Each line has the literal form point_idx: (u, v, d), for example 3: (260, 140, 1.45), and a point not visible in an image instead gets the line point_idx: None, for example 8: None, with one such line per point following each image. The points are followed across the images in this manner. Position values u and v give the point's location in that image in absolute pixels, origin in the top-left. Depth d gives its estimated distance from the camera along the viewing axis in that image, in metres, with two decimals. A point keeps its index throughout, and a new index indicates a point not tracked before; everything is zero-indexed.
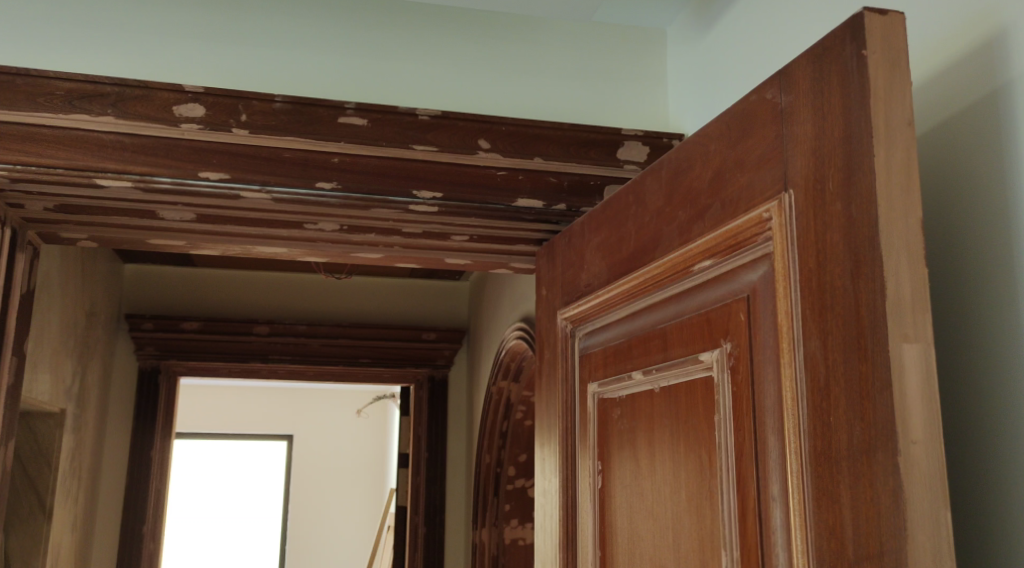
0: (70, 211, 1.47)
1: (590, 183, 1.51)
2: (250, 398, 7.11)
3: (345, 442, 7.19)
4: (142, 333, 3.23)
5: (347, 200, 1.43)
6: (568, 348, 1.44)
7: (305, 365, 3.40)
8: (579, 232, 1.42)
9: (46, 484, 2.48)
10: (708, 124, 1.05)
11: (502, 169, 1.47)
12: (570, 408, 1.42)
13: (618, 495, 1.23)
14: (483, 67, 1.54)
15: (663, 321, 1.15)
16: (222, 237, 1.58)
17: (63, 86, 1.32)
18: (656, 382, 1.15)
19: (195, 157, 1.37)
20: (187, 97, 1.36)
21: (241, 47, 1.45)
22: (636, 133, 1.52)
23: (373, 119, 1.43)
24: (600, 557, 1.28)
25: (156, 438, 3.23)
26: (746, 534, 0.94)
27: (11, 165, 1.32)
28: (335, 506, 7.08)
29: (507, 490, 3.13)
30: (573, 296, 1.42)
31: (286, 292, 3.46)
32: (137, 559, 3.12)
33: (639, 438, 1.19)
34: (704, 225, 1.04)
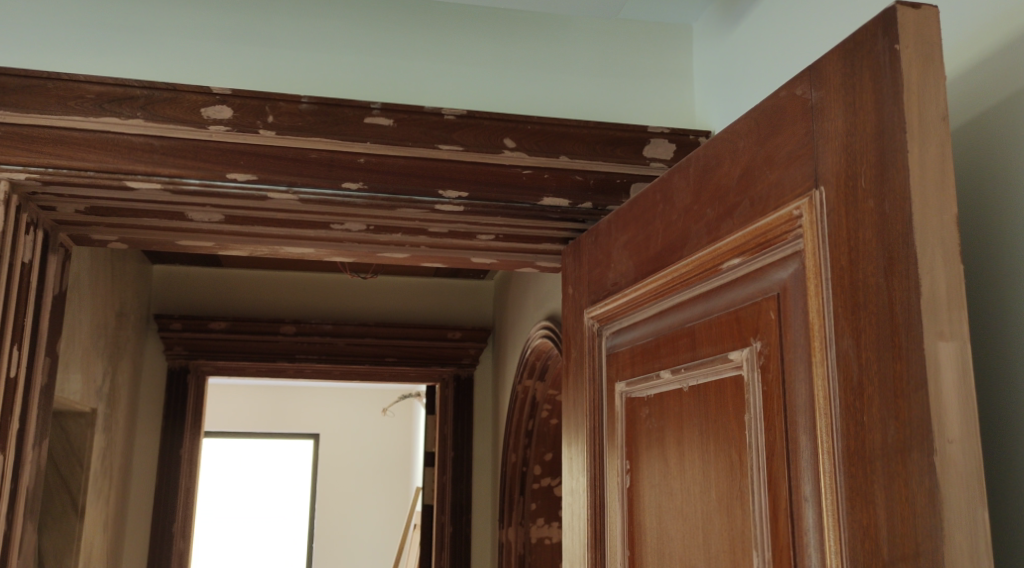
0: (101, 213, 1.48)
1: (616, 181, 1.50)
2: (277, 397, 7.16)
3: (372, 441, 7.22)
4: (171, 333, 3.26)
5: (373, 200, 1.43)
6: (595, 347, 1.43)
7: (331, 364, 3.41)
8: (606, 230, 1.41)
9: (78, 484, 2.51)
10: (736, 121, 1.05)
11: (527, 168, 1.47)
12: (598, 407, 1.41)
13: (647, 494, 1.23)
14: (508, 66, 1.54)
15: (691, 320, 1.14)
16: (250, 237, 1.59)
17: (93, 90, 1.34)
18: (685, 381, 1.14)
19: (222, 159, 1.38)
20: (215, 99, 1.38)
21: (268, 49, 1.46)
22: (662, 131, 1.52)
23: (399, 119, 1.44)
24: (629, 557, 1.28)
25: (184, 437, 3.25)
26: (778, 534, 0.93)
27: (42, 168, 1.33)
28: (361, 504, 7.11)
29: (534, 489, 3.13)
30: (599, 295, 1.41)
31: (312, 292, 3.48)
32: (168, 558, 3.15)
33: (667, 437, 1.18)
34: (733, 223, 1.03)
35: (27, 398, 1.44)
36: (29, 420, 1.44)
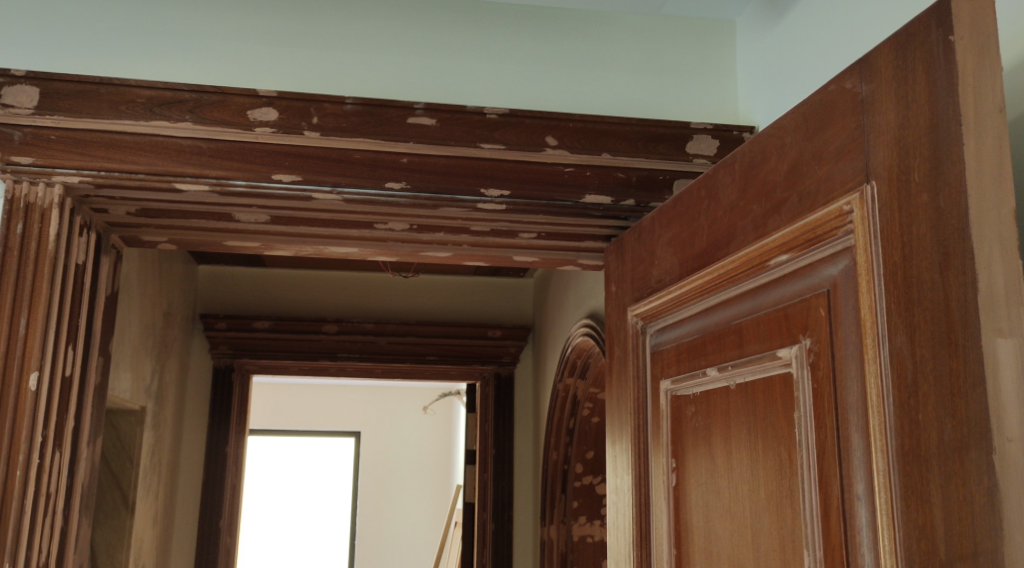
0: (151, 215, 1.51)
1: (659, 177, 1.49)
2: (318, 395, 7.23)
3: (411, 438, 7.27)
4: (217, 332, 3.31)
5: (416, 200, 1.44)
6: (639, 345, 1.43)
7: (373, 363, 3.44)
8: (649, 227, 1.41)
9: (129, 480, 2.56)
10: (783, 116, 1.03)
11: (569, 166, 1.47)
12: (642, 405, 1.41)
13: (694, 493, 1.22)
14: (550, 64, 1.54)
15: (738, 317, 1.14)
16: (295, 238, 1.61)
17: (144, 94, 1.36)
18: (732, 378, 1.13)
19: (269, 160, 1.40)
20: (261, 101, 1.39)
21: (312, 50, 1.47)
22: (705, 127, 1.51)
23: (442, 118, 1.44)
24: (675, 556, 1.27)
25: (229, 435, 3.30)
26: (829, 534, 0.92)
27: (95, 171, 1.36)
28: (401, 501, 7.16)
29: (575, 487, 3.12)
30: (643, 293, 1.41)
31: (354, 291, 3.51)
32: (215, 553, 3.20)
33: (714, 436, 1.17)
34: (780, 218, 1.02)
35: (81, 396, 1.46)
36: (84, 419, 1.47)
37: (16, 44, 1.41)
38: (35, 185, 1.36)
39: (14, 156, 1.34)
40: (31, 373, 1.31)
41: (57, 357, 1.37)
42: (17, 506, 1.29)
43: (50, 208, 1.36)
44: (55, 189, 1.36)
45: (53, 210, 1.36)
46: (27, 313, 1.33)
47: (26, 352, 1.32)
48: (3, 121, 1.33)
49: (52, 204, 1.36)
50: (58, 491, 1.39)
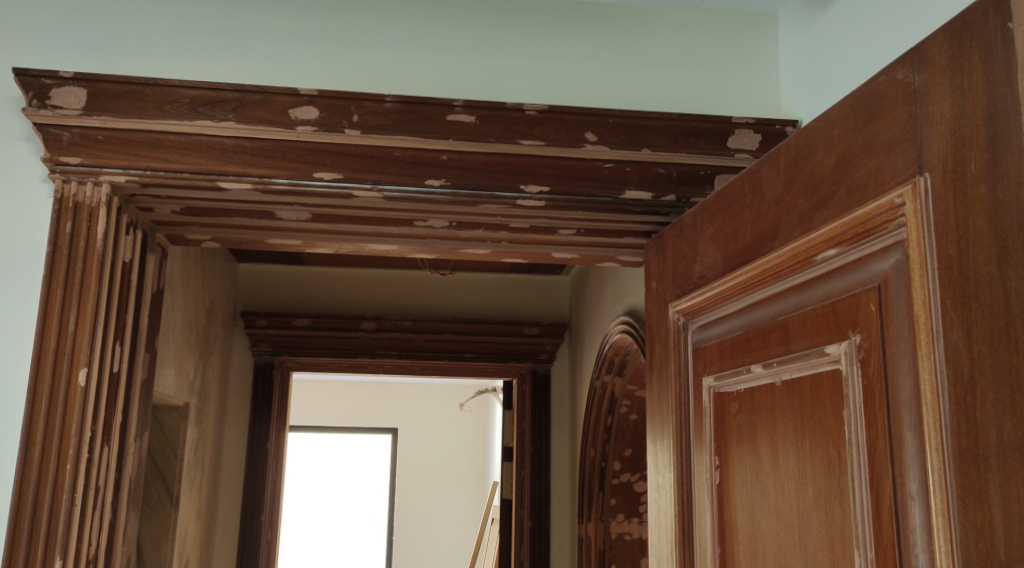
0: (195, 214, 1.52)
1: (700, 172, 1.48)
2: (356, 392, 7.28)
3: (449, 435, 7.30)
4: (257, 329, 3.35)
5: (456, 197, 1.44)
6: (680, 341, 1.41)
7: (411, 360, 3.45)
8: (691, 223, 1.39)
9: (173, 474, 2.59)
10: (831, 108, 1.02)
11: (609, 162, 1.46)
12: (684, 402, 1.39)
13: (738, 491, 1.21)
14: (590, 60, 1.53)
15: (783, 313, 1.12)
16: (335, 236, 1.62)
17: (187, 94, 1.37)
18: (778, 374, 1.12)
19: (310, 158, 1.41)
20: (302, 100, 1.40)
21: (353, 49, 1.48)
22: (747, 121, 1.48)
23: (481, 115, 1.43)
24: (719, 555, 1.26)
25: (270, 430, 3.34)
26: (881, 533, 0.91)
27: (141, 171, 1.38)
28: (437, 498, 7.19)
29: (613, 484, 3.11)
30: (685, 289, 1.39)
31: (391, 289, 3.52)
32: (257, 547, 3.24)
33: (759, 433, 1.16)
34: (828, 212, 1.01)
35: (128, 392, 1.48)
36: (131, 415, 1.49)
37: (64, 47, 1.43)
38: (83, 185, 1.38)
39: (63, 156, 1.36)
40: (80, 369, 1.33)
41: (106, 354, 1.39)
42: (67, 500, 1.31)
43: (98, 207, 1.38)
44: (103, 188, 1.38)
45: (101, 209, 1.38)
46: (76, 309, 1.34)
47: (76, 347, 1.34)
48: (52, 122, 1.36)
49: (99, 203, 1.38)
50: (107, 484, 1.41)
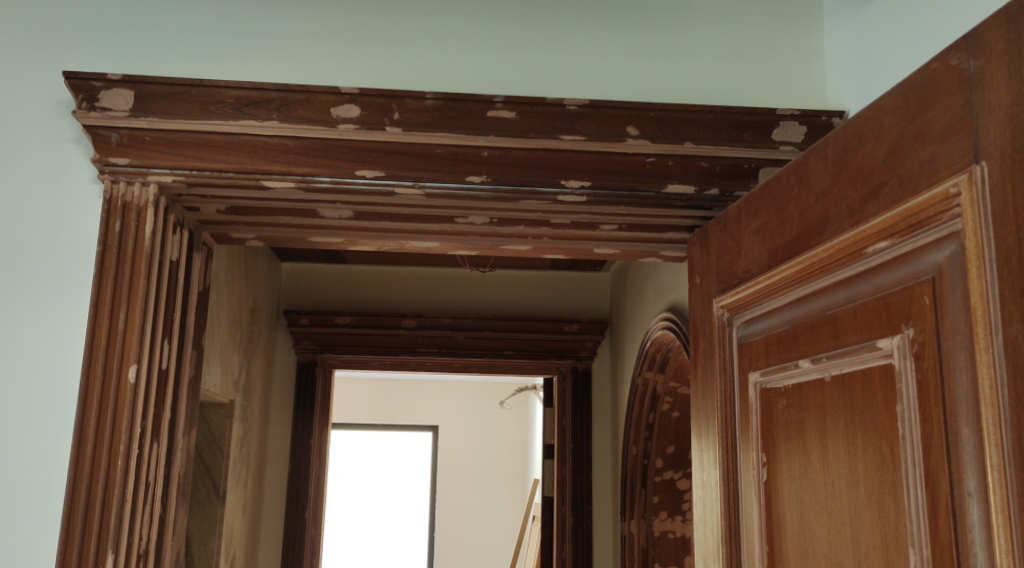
0: (239, 212, 1.53)
1: (744, 166, 1.46)
2: (397, 390, 7.33)
3: (490, 433, 7.31)
4: (300, 328, 3.38)
5: (497, 193, 1.44)
6: (725, 337, 1.39)
7: (451, 358, 3.45)
8: (735, 216, 1.38)
9: (220, 471, 2.63)
10: (882, 97, 1.00)
11: (651, 156, 1.45)
12: (729, 399, 1.37)
13: (786, 488, 1.19)
14: (631, 54, 1.51)
15: (833, 307, 1.10)
16: (377, 233, 1.62)
17: (232, 95, 1.39)
18: (827, 370, 1.10)
19: (352, 157, 1.41)
20: (344, 98, 1.40)
21: (393, 46, 1.48)
22: (792, 112, 1.46)
23: (522, 111, 1.43)
24: (768, 554, 1.24)
25: (314, 427, 3.37)
26: (938, 532, 0.89)
27: (187, 171, 1.39)
28: (478, 496, 7.20)
29: (655, 482, 3.08)
30: (730, 284, 1.38)
31: (432, 286, 3.52)
32: (301, 543, 3.27)
33: (808, 430, 1.14)
34: (879, 204, 0.99)
35: (177, 389, 1.50)
36: (179, 412, 1.50)
37: (112, 50, 1.45)
38: (132, 185, 1.40)
39: (112, 157, 1.38)
40: (130, 366, 1.35)
41: (155, 352, 1.41)
42: (119, 495, 1.32)
43: (146, 207, 1.40)
44: (151, 188, 1.40)
45: (148, 209, 1.39)
46: (126, 308, 1.36)
47: (126, 344, 1.35)
48: (100, 124, 1.38)
49: (147, 203, 1.40)
50: (157, 479, 1.43)
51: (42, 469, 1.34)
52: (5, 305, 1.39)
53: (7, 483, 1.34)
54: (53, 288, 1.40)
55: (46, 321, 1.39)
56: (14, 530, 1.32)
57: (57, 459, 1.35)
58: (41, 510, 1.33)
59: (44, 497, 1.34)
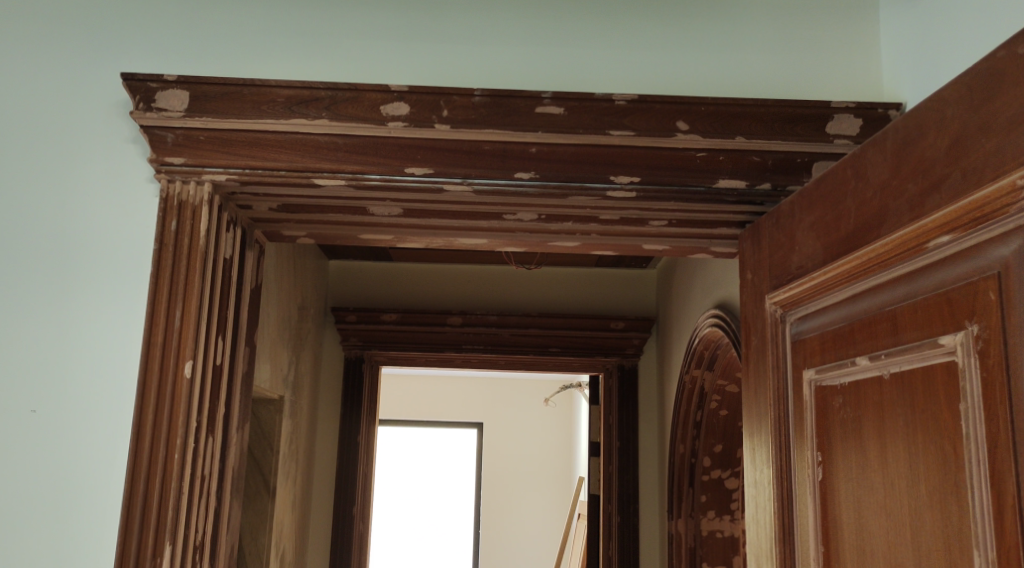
0: (291, 210, 1.54)
1: (797, 160, 1.43)
2: (442, 387, 7.37)
3: (535, 431, 7.31)
4: (347, 325, 3.40)
5: (546, 189, 1.43)
6: (778, 334, 1.37)
7: (497, 354, 3.46)
8: (788, 211, 1.36)
9: (270, 466, 2.66)
10: (944, 89, 1.00)
11: (702, 150, 1.43)
12: (782, 397, 1.35)
13: (842, 487, 1.18)
14: (681, 48, 1.50)
15: (891, 303, 1.09)
16: (426, 230, 1.62)
17: (283, 93, 1.40)
18: (886, 367, 1.09)
19: (401, 154, 1.41)
20: (393, 96, 1.41)
21: (441, 44, 1.48)
22: (847, 105, 1.43)
23: (571, 107, 1.42)
24: (822, 554, 1.22)
25: (361, 423, 3.39)
26: (1004, 533, 0.89)
27: (240, 169, 1.41)
28: (523, 493, 7.21)
29: (703, 481, 3.05)
30: (783, 280, 1.35)
31: (479, 284, 3.53)
32: (349, 538, 3.29)
33: (865, 429, 1.12)
34: (941, 197, 0.99)
35: (231, 384, 1.52)
36: (233, 407, 1.52)
37: (166, 50, 1.47)
38: (187, 184, 1.42)
39: (168, 157, 1.40)
40: (186, 362, 1.37)
41: (210, 347, 1.42)
42: (176, 490, 1.34)
43: (201, 205, 1.41)
44: (205, 187, 1.42)
45: (203, 207, 1.41)
46: (182, 305, 1.38)
47: (182, 341, 1.37)
48: (157, 124, 1.40)
49: (202, 201, 1.42)
50: (212, 473, 1.45)
51: (102, 460, 1.37)
52: (65, 302, 1.42)
53: (70, 472, 1.36)
54: (110, 284, 1.42)
55: (105, 317, 1.41)
56: (77, 519, 1.35)
57: (116, 451, 1.37)
58: (102, 500, 1.36)
59: (104, 489, 1.36)
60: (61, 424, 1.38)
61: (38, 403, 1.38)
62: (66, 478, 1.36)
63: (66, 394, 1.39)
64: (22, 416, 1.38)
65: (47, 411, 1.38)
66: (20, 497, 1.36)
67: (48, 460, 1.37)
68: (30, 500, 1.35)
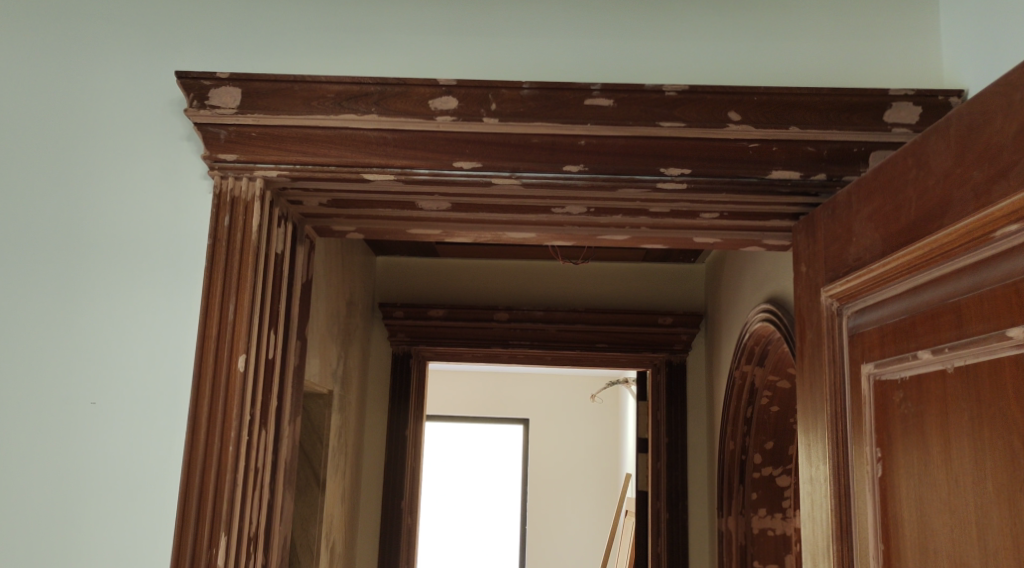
0: (341, 205, 1.55)
1: (853, 149, 1.40)
2: (488, 383, 7.37)
3: (581, 427, 7.27)
4: (394, 321, 3.42)
5: (595, 181, 1.41)
6: (834, 327, 1.34)
7: (544, 350, 3.45)
8: (845, 202, 1.32)
9: (320, 459, 2.68)
10: (1012, 72, 0.98)
11: (754, 141, 1.40)
12: (839, 393, 1.32)
13: (903, 484, 1.15)
14: (734, 38, 1.47)
15: (956, 294, 1.06)
16: (474, 224, 1.61)
17: (332, 89, 1.41)
18: (949, 361, 1.06)
19: (450, 148, 1.41)
20: (441, 90, 1.40)
21: (489, 38, 1.47)
22: (905, 93, 1.39)
23: (620, 99, 1.40)
24: (881, 552, 1.19)
25: (409, 418, 3.41)
26: None
27: (290, 165, 1.41)
28: (570, 489, 7.18)
29: (754, 478, 3.01)
30: (839, 273, 1.32)
31: (526, 279, 3.52)
32: (398, 532, 3.31)
33: (928, 424, 1.10)
34: (1008, 185, 0.96)
35: (282, 377, 1.53)
36: (285, 400, 1.53)
37: (218, 49, 1.48)
38: (239, 180, 1.43)
39: (220, 154, 1.41)
40: (239, 355, 1.37)
41: (262, 340, 1.43)
42: (230, 482, 1.35)
43: (253, 201, 1.42)
44: (257, 183, 1.42)
45: (255, 203, 1.42)
46: (235, 300, 1.39)
47: (235, 335, 1.38)
48: (210, 121, 1.41)
49: (254, 197, 1.42)
50: (266, 465, 1.45)
51: (160, 450, 1.38)
52: (121, 296, 1.43)
53: (128, 464, 1.38)
54: (166, 277, 1.44)
55: (161, 309, 1.43)
56: (136, 509, 1.37)
57: (174, 442, 1.38)
58: (159, 491, 1.37)
59: (161, 479, 1.38)
60: (121, 416, 1.40)
61: (96, 394, 1.40)
62: (126, 469, 1.38)
63: (124, 387, 1.40)
64: (82, 407, 1.40)
65: (105, 403, 1.40)
66: (80, 487, 1.38)
67: (106, 450, 1.39)
68: (89, 490, 1.37)
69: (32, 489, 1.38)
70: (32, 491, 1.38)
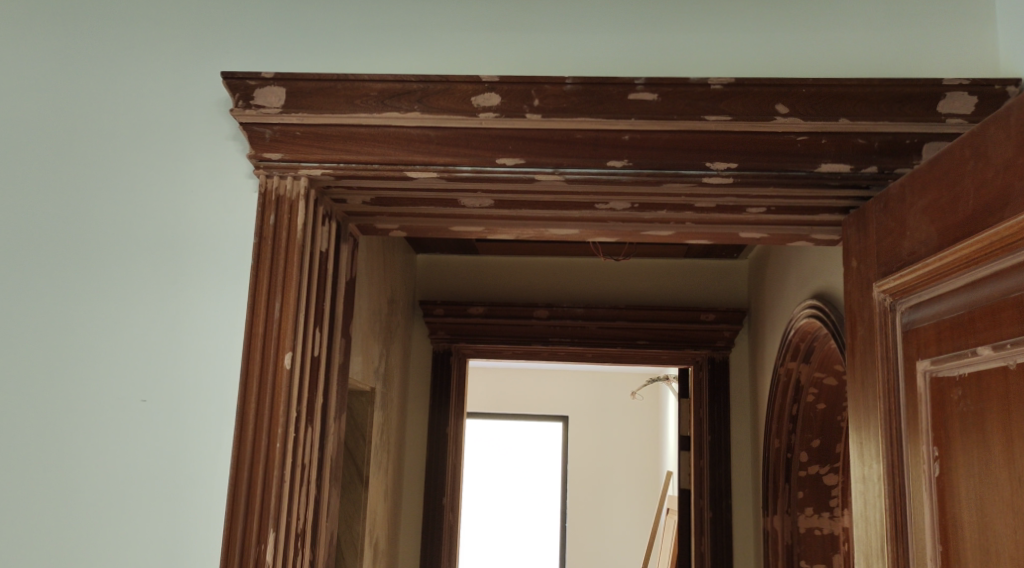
0: (384, 203, 1.54)
1: (906, 141, 1.36)
2: (528, 380, 7.37)
3: (622, 424, 7.23)
4: (435, 318, 3.42)
5: (639, 177, 1.40)
6: (887, 323, 1.30)
7: (584, 347, 3.43)
8: (898, 195, 1.29)
9: (363, 456, 2.69)
10: None
11: (802, 135, 1.37)
12: (892, 391, 1.28)
13: (963, 484, 1.12)
14: (782, 30, 1.44)
15: (1018, 289, 1.03)
16: (517, 220, 1.60)
17: (375, 87, 1.40)
18: (1013, 357, 1.03)
19: (493, 145, 1.40)
20: (484, 87, 1.39)
21: (532, 33, 1.46)
22: (959, 82, 1.35)
23: (665, 93, 1.38)
24: (940, 552, 1.16)
25: (450, 416, 3.41)
26: None
27: (333, 164, 1.41)
28: (611, 487, 7.14)
29: (800, 476, 2.96)
30: (892, 268, 1.29)
31: (566, 275, 3.50)
32: (439, 528, 3.31)
33: (990, 422, 1.07)
34: None
35: (327, 375, 1.53)
36: (329, 397, 1.53)
37: (263, 49, 1.49)
38: (284, 179, 1.43)
39: (265, 153, 1.42)
40: (286, 352, 1.38)
41: (308, 338, 1.43)
42: (277, 479, 1.35)
43: (298, 199, 1.42)
44: (301, 181, 1.43)
45: (300, 201, 1.42)
46: (280, 296, 1.39)
47: (280, 333, 1.39)
48: (255, 121, 1.41)
49: (298, 195, 1.42)
50: (311, 463, 1.46)
51: (209, 443, 1.39)
52: (169, 293, 1.44)
53: (177, 460, 1.39)
54: (213, 273, 1.44)
55: (209, 305, 1.43)
56: (186, 504, 1.38)
57: (223, 436, 1.39)
58: (208, 484, 1.38)
59: (210, 472, 1.38)
60: (170, 414, 1.41)
61: (146, 392, 1.41)
62: (175, 467, 1.39)
63: (173, 385, 1.41)
64: (132, 405, 1.41)
65: (155, 401, 1.41)
66: (131, 484, 1.39)
67: (157, 446, 1.40)
68: (139, 487, 1.39)
69: (83, 488, 1.39)
70: (82, 489, 1.39)
